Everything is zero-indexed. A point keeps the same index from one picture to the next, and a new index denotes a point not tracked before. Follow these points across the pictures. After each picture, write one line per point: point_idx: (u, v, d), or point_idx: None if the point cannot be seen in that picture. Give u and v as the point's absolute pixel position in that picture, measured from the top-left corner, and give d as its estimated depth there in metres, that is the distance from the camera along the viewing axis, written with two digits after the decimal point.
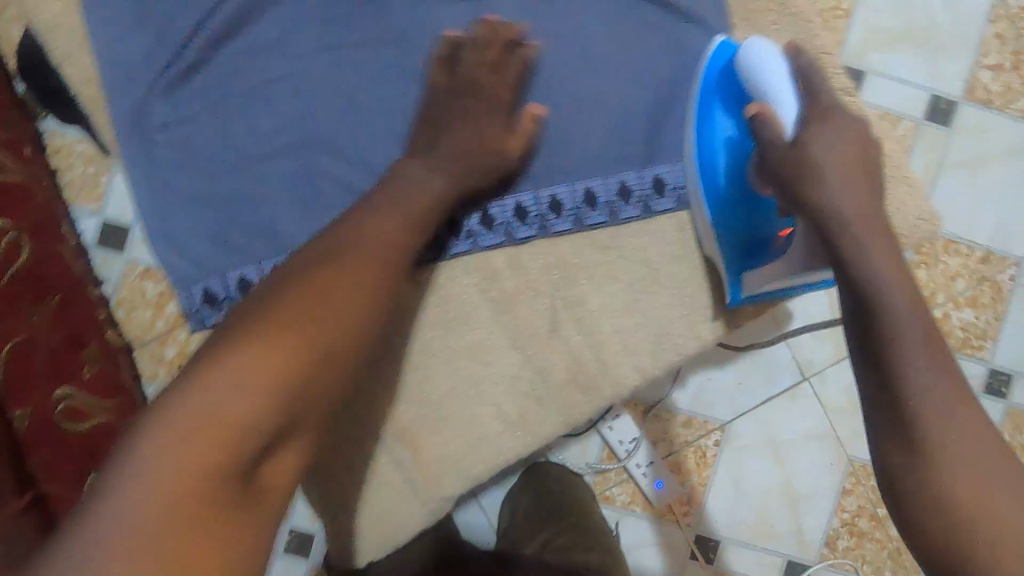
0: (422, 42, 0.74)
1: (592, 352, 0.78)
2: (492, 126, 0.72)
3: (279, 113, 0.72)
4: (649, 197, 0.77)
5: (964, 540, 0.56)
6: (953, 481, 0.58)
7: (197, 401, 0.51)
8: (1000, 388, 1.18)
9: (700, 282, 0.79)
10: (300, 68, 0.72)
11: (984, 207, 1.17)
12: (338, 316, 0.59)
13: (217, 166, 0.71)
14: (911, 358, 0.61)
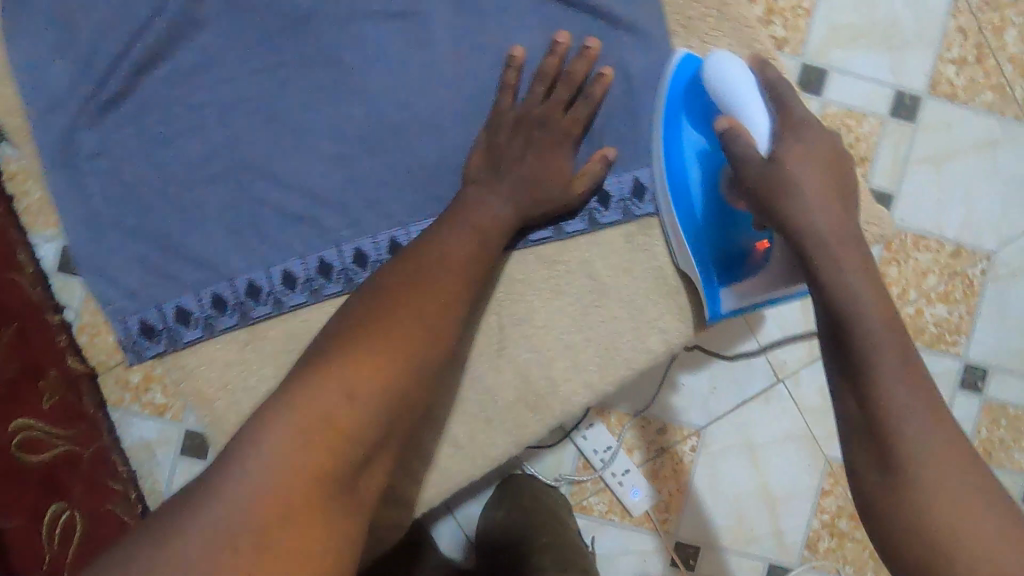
0: (349, 52, 0.69)
1: (541, 370, 0.71)
2: (431, 140, 0.69)
3: (208, 137, 0.68)
4: (596, 210, 0.72)
5: (944, 570, 0.52)
6: (930, 506, 0.54)
7: (316, 403, 0.49)
8: (975, 382, 1.18)
9: (654, 295, 0.72)
10: (226, 90, 0.69)
11: (952, 202, 1.16)
12: (438, 320, 0.57)
13: (147, 195, 0.68)
14: (889, 366, 0.58)
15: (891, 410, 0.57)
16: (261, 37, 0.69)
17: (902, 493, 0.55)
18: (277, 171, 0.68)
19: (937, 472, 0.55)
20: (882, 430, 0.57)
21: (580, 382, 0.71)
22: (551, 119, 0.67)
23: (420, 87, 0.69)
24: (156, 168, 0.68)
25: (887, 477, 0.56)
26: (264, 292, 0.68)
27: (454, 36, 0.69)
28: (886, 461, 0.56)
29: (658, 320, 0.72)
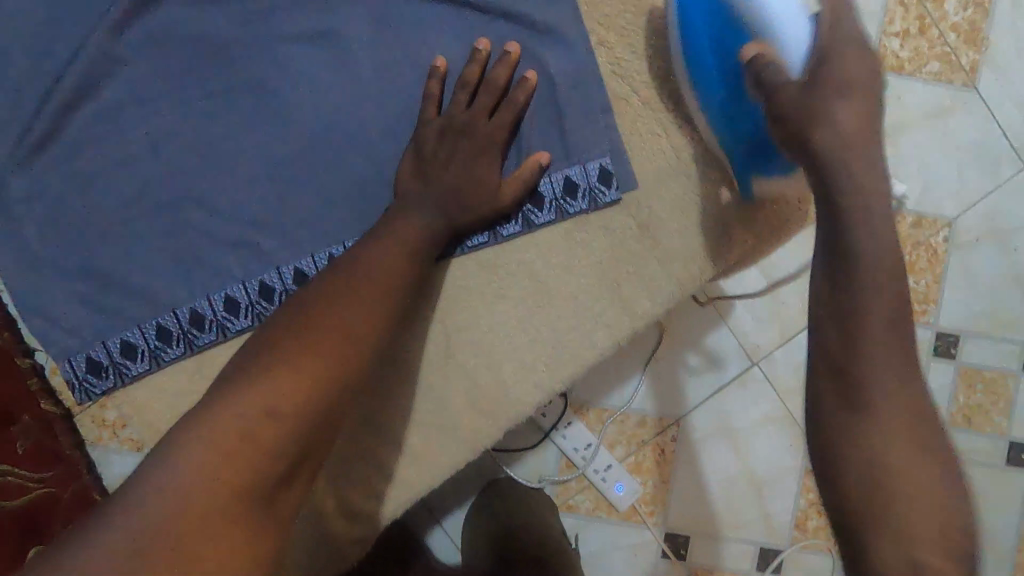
0: (274, 77, 0.69)
1: (493, 375, 0.72)
2: (363, 156, 0.69)
3: (139, 171, 0.69)
4: (529, 212, 0.71)
5: (880, 508, 0.50)
6: (884, 446, 0.51)
7: (233, 419, 0.49)
8: (948, 349, 1.19)
9: (598, 291, 0.72)
10: (153, 125, 0.69)
11: (908, 173, 1.17)
12: (359, 331, 0.57)
13: (84, 236, 0.69)
14: (877, 310, 0.53)
15: (871, 363, 0.53)
16: (185, 68, 0.69)
17: (863, 453, 0.52)
18: (211, 199, 0.69)
19: (895, 423, 0.52)
20: (857, 384, 0.53)
21: (530, 384, 0.72)
22: (475, 126, 0.67)
23: (346, 107, 0.69)
24: (91, 208, 0.69)
25: (857, 436, 0.52)
26: (207, 320, 0.68)
27: (375, 54, 0.69)
28: (855, 414, 0.52)
29: (604, 316, 0.72)
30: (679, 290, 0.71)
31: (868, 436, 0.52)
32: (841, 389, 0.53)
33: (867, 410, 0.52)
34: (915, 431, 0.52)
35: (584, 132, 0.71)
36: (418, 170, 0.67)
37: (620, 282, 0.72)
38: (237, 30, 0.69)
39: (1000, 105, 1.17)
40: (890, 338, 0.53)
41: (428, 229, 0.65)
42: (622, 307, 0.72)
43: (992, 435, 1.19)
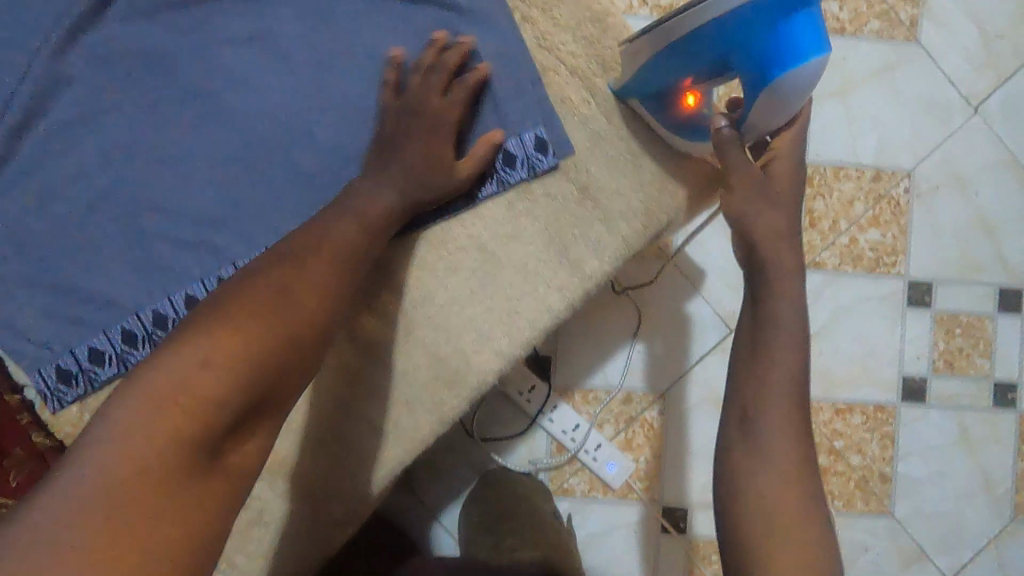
0: (211, 70, 0.68)
1: (455, 349, 0.74)
2: (308, 145, 0.68)
3: (72, 173, 0.65)
4: (474, 189, 0.73)
5: (754, 511, 0.60)
6: (768, 460, 0.61)
7: (172, 374, 0.51)
8: (922, 298, 1.20)
9: (550, 256, 0.74)
10: (84, 130, 0.66)
11: (862, 129, 1.20)
12: (301, 297, 0.59)
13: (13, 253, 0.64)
14: (772, 381, 0.63)
15: (766, 427, 0.62)
16: (115, 67, 0.67)
17: (755, 512, 0.60)
18: (152, 195, 0.65)
19: (780, 442, 0.62)
20: (752, 449, 0.62)
21: (491, 353, 0.73)
22: (431, 108, 0.69)
23: (288, 101, 0.69)
24: (20, 223, 0.65)
25: (750, 496, 0.61)
26: (171, 319, 0.63)
27: (312, 49, 0.70)
28: (752, 420, 0.63)
29: (556, 280, 0.73)
30: (622, 246, 0.73)
31: (759, 497, 0.61)
32: (740, 447, 0.63)
33: (758, 474, 0.61)
34: (796, 497, 0.61)
35: (517, 108, 0.73)
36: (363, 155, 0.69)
37: (565, 244, 0.73)
38: (168, 35, 0.68)
39: (944, 56, 1.20)
40: (783, 402, 0.63)
41: (385, 208, 0.67)
42: (570, 268, 0.73)
43: (977, 377, 1.20)
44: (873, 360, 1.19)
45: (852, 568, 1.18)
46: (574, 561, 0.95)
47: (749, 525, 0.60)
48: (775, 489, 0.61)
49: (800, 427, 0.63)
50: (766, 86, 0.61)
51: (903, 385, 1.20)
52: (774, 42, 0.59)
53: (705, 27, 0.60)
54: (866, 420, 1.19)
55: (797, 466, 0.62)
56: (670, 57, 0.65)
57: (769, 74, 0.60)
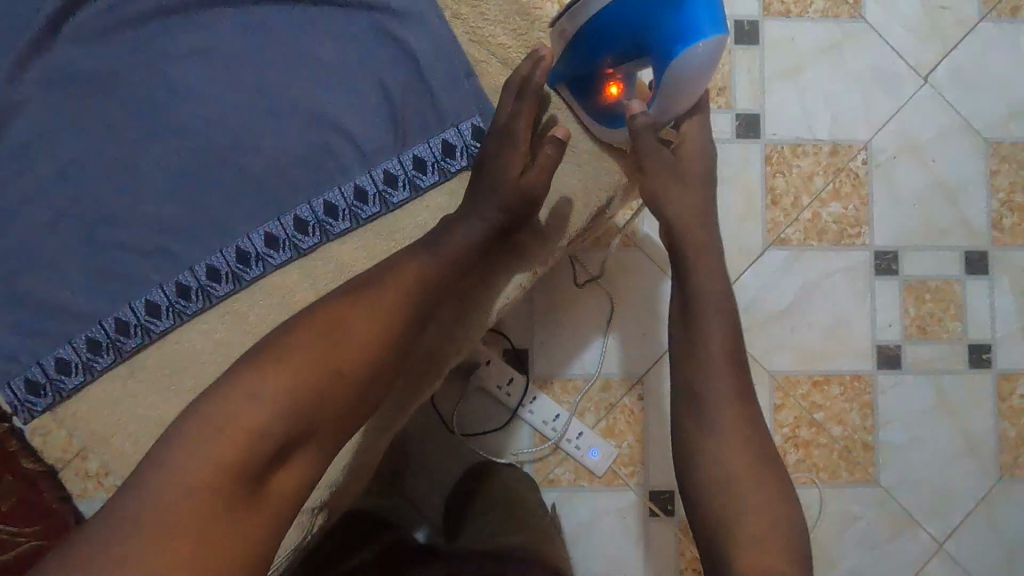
0: (142, 69, 0.66)
1: None
2: (244, 139, 0.66)
3: (16, 186, 0.65)
4: (414, 176, 0.68)
5: (710, 457, 0.66)
6: (718, 408, 0.67)
7: (231, 402, 0.53)
8: (890, 266, 1.22)
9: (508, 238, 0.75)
10: (33, 152, 0.65)
11: (816, 106, 1.22)
12: (358, 335, 0.58)
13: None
14: (715, 350, 0.69)
15: (713, 403, 0.67)
16: (45, 75, 0.66)
17: (718, 484, 0.64)
18: (101, 203, 0.65)
19: (727, 390, 0.68)
20: (704, 426, 0.67)
21: (457, 344, 0.75)
22: (512, 125, 0.66)
23: (230, 106, 0.66)
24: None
25: (709, 469, 0.65)
26: (132, 324, 0.64)
27: (246, 50, 0.67)
28: (699, 372, 0.68)
29: (508, 263, 0.75)
30: (569, 227, 0.75)
31: (720, 468, 0.65)
32: (693, 426, 0.68)
33: (714, 448, 0.66)
34: (752, 461, 0.65)
35: (451, 95, 0.68)
36: (303, 146, 0.66)
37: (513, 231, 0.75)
38: (105, 51, 0.66)
39: (889, 30, 1.23)
40: (721, 359, 0.69)
41: (458, 234, 0.64)
42: (519, 254, 0.75)
43: (950, 341, 1.22)
44: (846, 330, 1.21)
45: (843, 538, 1.19)
46: (561, 546, 0.98)
47: (713, 495, 0.64)
48: (732, 457, 0.65)
49: (742, 395, 0.68)
50: (671, 62, 0.67)
51: (878, 353, 1.21)
52: (676, 23, 0.65)
53: (618, 10, 0.66)
54: (844, 390, 1.20)
55: (747, 433, 0.66)
56: (591, 41, 0.69)
57: (673, 51, 0.66)
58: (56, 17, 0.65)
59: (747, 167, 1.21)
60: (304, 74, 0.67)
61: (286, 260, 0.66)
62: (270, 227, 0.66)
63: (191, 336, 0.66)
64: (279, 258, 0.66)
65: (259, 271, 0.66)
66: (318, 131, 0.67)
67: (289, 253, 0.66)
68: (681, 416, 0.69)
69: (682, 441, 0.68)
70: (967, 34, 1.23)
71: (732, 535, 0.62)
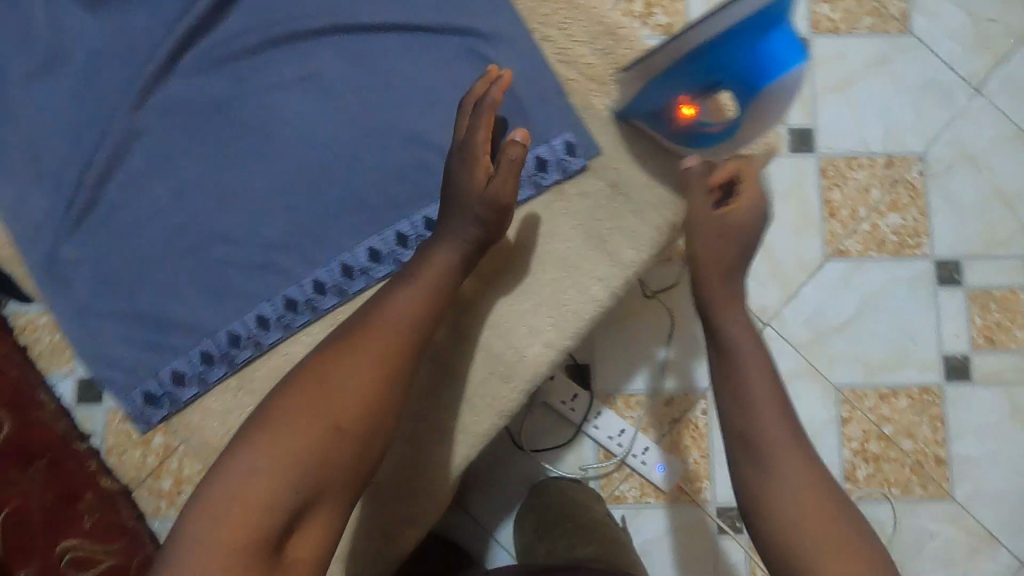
0: (246, 97, 0.70)
1: (503, 343, 0.72)
2: (345, 160, 0.69)
3: (134, 205, 0.68)
4: (536, 175, 0.71)
5: (772, 494, 0.59)
6: (765, 433, 0.60)
7: (231, 481, 0.53)
8: (952, 275, 1.21)
9: (589, 242, 0.71)
10: (150, 177, 0.68)
11: (869, 120, 1.24)
12: (346, 389, 0.58)
13: (95, 297, 0.67)
14: (751, 364, 0.63)
15: (765, 442, 0.60)
16: (158, 101, 0.69)
17: (792, 534, 0.57)
18: (213, 223, 0.68)
19: (772, 413, 0.61)
20: (759, 470, 0.59)
21: (541, 345, 0.71)
22: (470, 140, 0.65)
23: (333, 129, 0.69)
24: (102, 269, 0.68)
25: (778, 514, 0.58)
26: (243, 337, 0.67)
27: (348, 76, 0.70)
28: (735, 397, 0.62)
29: (596, 271, 0.70)
30: (659, 235, 0.70)
31: (789, 517, 0.57)
32: (747, 467, 0.61)
33: (778, 494, 0.58)
34: (821, 505, 0.58)
35: (544, 111, 0.71)
36: (403, 163, 0.69)
37: (601, 235, 0.71)
38: (217, 80, 0.70)
39: (938, 43, 1.25)
40: (762, 381, 0.62)
41: (441, 268, 0.65)
42: (610, 260, 0.71)
43: (1019, 351, 1.19)
44: (911, 342, 1.20)
45: (919, 555, 1.15)
46: (633, 556, 0.97)
47: (789, 550, 0.57)
48: (797, 501, 0.58)
49: (795, 431, 0.60)
50: (757, 94, 0.61)
51: (944, 364, 1.19)
52: (764, 53, 0.58)
53: (703, 40, 0.58)
54: (913, 402, 1.18)
55: (809, 475, 0.59)
56: (672, 72, 0.62)
57: (765, 80, 0.59)
58: (174, 49, 0.69)
59: (803, 181, 1.22)
60: (401, 97, 0.70)
61: (388, 273, 0.69)
62: (373, 242, 0.68)
63: (303, 347, 0.68)
64: (382, 271, 0.68)
65: (363, 284, 0.68)
66: (415, 150, 0.69)
67: (391, 266, 0.69)
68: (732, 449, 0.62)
69: (736, 474, 0.61)
70: (1017, 45, 1.24)
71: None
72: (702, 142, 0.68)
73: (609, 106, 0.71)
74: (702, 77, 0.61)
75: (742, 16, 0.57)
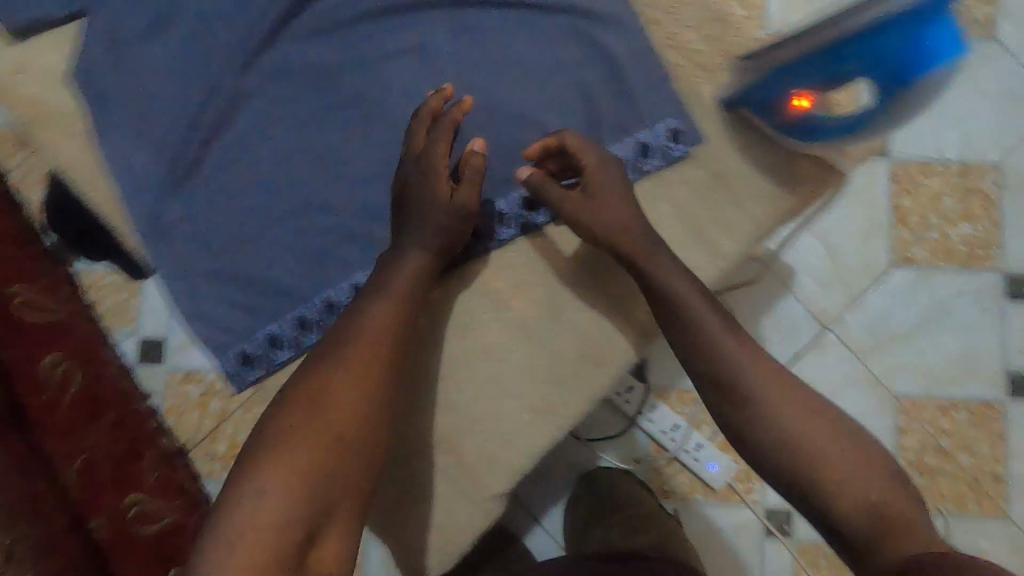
0: (353, 67, 0.70)
1: (595, 325, 0.72)
2: (448, 135, 0.70)
3: (239, 168, 0.69)
4: (638, 161, 0.69)
5: (759, 417, 0.61)
6: (735, 364, 0.63)
7: (241, 506, 0.53)
8: (1022, 290, 1.18)
9: (688, 228, 0.68)
10: (254, 141, 0.69)
11: (946, 125, 1.21)
12: (336, 397, 0.59)
13: (195, 256, 0.69)
14: (707, 314, 0.65)
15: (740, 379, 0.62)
16: (267, 66, 0.70)
17: (818, 463, 0.58)
18: (316, 190, 0.69)
19: (735, 349, 0.64)
20: (766, 421, 0.61)
21: (631, 329, 0.72)
22: (430, 151, 0.66)
23: (438, 104, 0.70)
24: (206, 229, 0.69)
25: (772, 440, 0.60)
26: (340, 306, 0.68)
27: (453, 50, 0.70)
28: (707, 347, 0.64)
29: (691, 258, 0.68)
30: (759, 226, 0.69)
31: (810, 451, 0.59)
32: (735, 415, 0.63)
33: (791, 436, 0.60)
34: (833, 433, 0.60)
35: (649, 96, 0.69)
36: (507, 142, 0.70)
37: (700, 225, 0.68)
38: (323, 48, 0.70)
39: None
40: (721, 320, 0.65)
41: (411, 273, 0.65)
42: (707, 251, 0.69)
43: None
44: (974, 355, 1.17)
45: None
46: (686, 543, 1.01)
47: (820, 480, 0.58)
48: (812, 432, 0.60)
49: (784, 376, 0.63)
50: (904, 84, 0.58)
51: (1008, 380, 1.17)
52: (918, 47, 0.56)
53: (847, 32, 0.57)
54: (972, 417, 1.16)
55: (812, 410, 0.61)
56: (807, 61, 0.60)
57: (908, 77, 0.57)
58: (285, 13, 0.69)
59: (874, 185, 1.20)
60: (506, 74, 0.70)
61: (487, 249, 0.73)
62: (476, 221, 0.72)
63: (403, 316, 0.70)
64: (482, 247, 0.73)
65: (463, 258, 0.73)
66: (515, 130, 0.70)
67: (490, 243, 0.73)
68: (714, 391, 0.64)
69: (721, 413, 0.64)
70: None
71: (811, 480, 0.58)
72: (814, 135, 0.66)
73: (718, 93, 0.69)
74: (836, 69, 0.59)
75: (894, 10, 0.55)
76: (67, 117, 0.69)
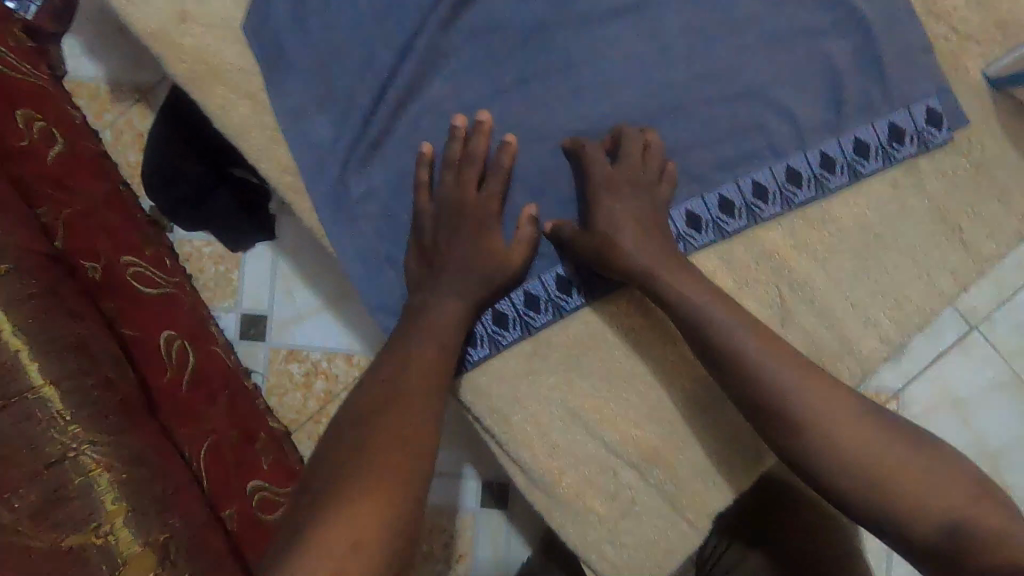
0: (562, 29, 0.61)
1: (832, 332, 0.60)
2: (669, 112, 0.61)
3: (435, 142, 0.61)
4: (888, 146, 0.60)
5: (815, 435, 0.49)
6: (777, 381, 0.51)
7: (329, 562, 0.39)
8: None
9: (942, 225, 0.60)
10: (451, 108, 0.61)
11: None
12: (404, 431, 0.47)
13: (382, 237, 0.61)
14: (735, 329, 0.53)
15: (791, 400, 0.50)
16: (467, 25, 0.61)
17: (890, 483, 0.47)
18: (519, 169, 0.61)
19: (774, 360, 0.52)
20: (822, 449, 0.49)
21: (877, 339, 0.60)
22: (486, 204, 0.59)
23: (659, 75, 0.61)
24: (394, 209, 0.61)
25: (838, 463, 0.48)
26: (542, 300, 0.61)
27: (682, 10, 0.61)
28: (746, 370, 0.52)
29: (945, 261, 0.60)
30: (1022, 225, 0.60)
31: (874, 464, 0.48)
32: (792, 441, 0.50)
33: (855, 461, 0.48)
34: (889, 437, 0.49)
35: (907, 70, 0.60)
36: (737, 120, 0.61)
37: (958, 221, 0.60)
38: (531, 5, 0.61)
39: None
40: (767, 334, 0.53)
41: (450, 317, 0.55)
42: (965, 251, 0.60)
43: None
44: None
45: None
46: None
47: (891, 496, 0.47)
48: (873, 439, 0.49)
49: (829, 378, 0.52)
50: None
51: None
52: None
53: None
54: None
55: (866, 417, 0.50)
56: None
57: None
58: None
59: None
60: (739, 43, 0.61)
61: (708, 242, 0.60)
62: (693, 207, 0.60)
63: (606, 315, 0.61)
64: (701, 240, 0.60)
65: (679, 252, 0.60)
66: (748, 104, 0.61)
67: (712, 235, 0.60)
68: (766, 417, 0.51)
69: (786, 439, 0.51)
70: None
71: (885, 491, 0.47)
72: None
73: (984, 71, 0.61)
74: None
75: None
76: (240, 74, 0.61)
